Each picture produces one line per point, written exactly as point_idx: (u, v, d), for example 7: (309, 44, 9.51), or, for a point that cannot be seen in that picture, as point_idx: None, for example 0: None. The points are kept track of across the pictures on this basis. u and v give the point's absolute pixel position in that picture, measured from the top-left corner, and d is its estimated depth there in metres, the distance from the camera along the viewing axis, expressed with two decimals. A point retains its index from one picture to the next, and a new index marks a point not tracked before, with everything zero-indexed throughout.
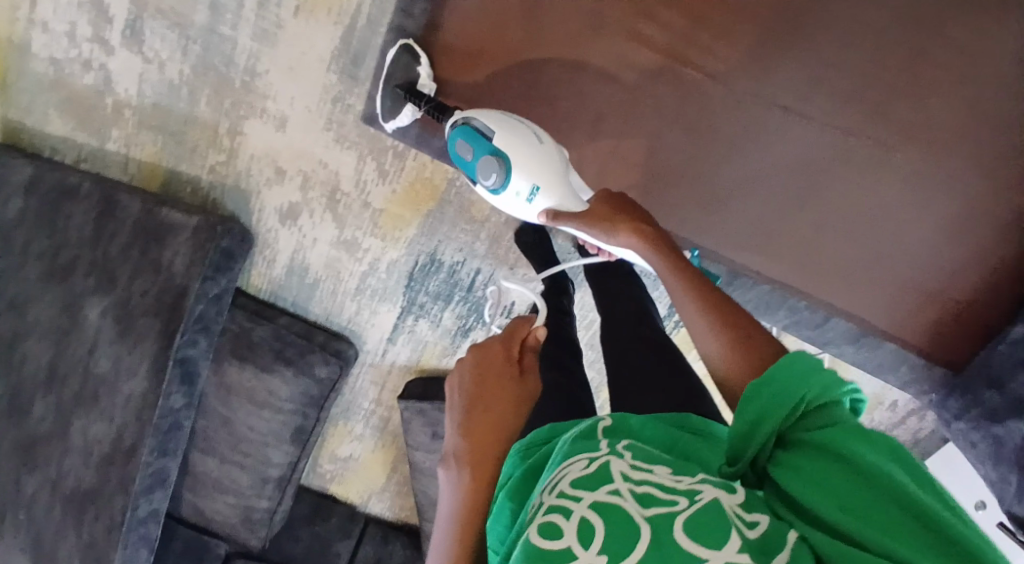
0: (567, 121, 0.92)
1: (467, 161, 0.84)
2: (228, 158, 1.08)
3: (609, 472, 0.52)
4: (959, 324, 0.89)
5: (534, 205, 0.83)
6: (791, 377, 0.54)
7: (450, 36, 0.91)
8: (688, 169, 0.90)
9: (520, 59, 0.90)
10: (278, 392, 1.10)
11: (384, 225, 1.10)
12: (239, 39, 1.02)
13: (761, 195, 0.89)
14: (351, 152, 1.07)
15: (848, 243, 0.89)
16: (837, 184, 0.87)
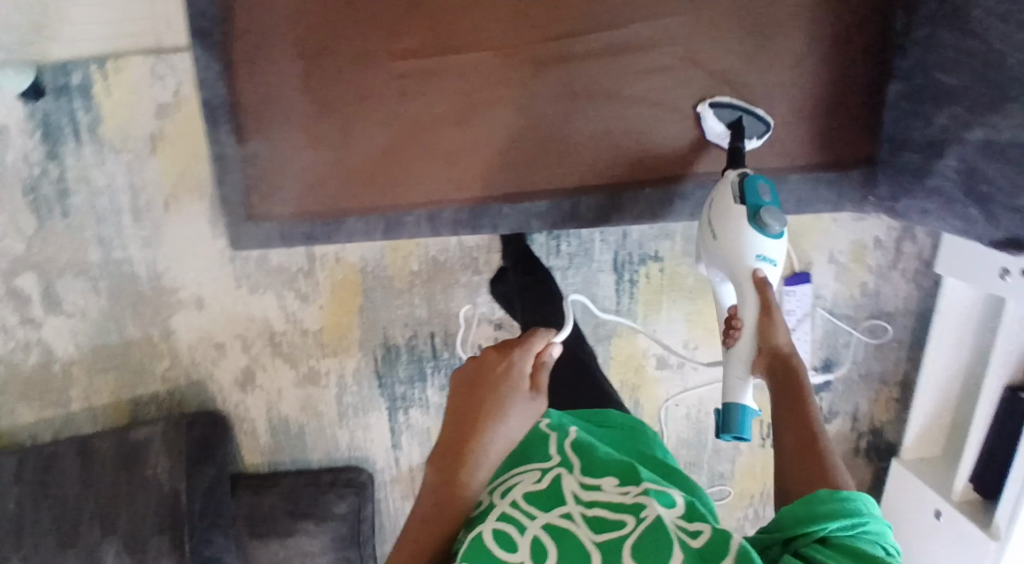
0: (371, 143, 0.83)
1: (759, 199, 0.74)
2: (172, 360, 1.07)
3: (559, 488, 0.62)
4: (853, 126, 0.82)
5: (762, 262, 0.72)
6: (843, 501, 0.54)
7: (250, 121, 0.81)
8: (498, 125, 0.83)
9: (288, 113, 0.81)
10: (312, 549, 1.05)
11: (328, 339, 1.08)
12: (128, 253, 1.03)
13: (580, 109, 0.83)
14: (268, 294, 1.05)
15: (707, 109, 0.82)
16: (641, 58, 0.81)
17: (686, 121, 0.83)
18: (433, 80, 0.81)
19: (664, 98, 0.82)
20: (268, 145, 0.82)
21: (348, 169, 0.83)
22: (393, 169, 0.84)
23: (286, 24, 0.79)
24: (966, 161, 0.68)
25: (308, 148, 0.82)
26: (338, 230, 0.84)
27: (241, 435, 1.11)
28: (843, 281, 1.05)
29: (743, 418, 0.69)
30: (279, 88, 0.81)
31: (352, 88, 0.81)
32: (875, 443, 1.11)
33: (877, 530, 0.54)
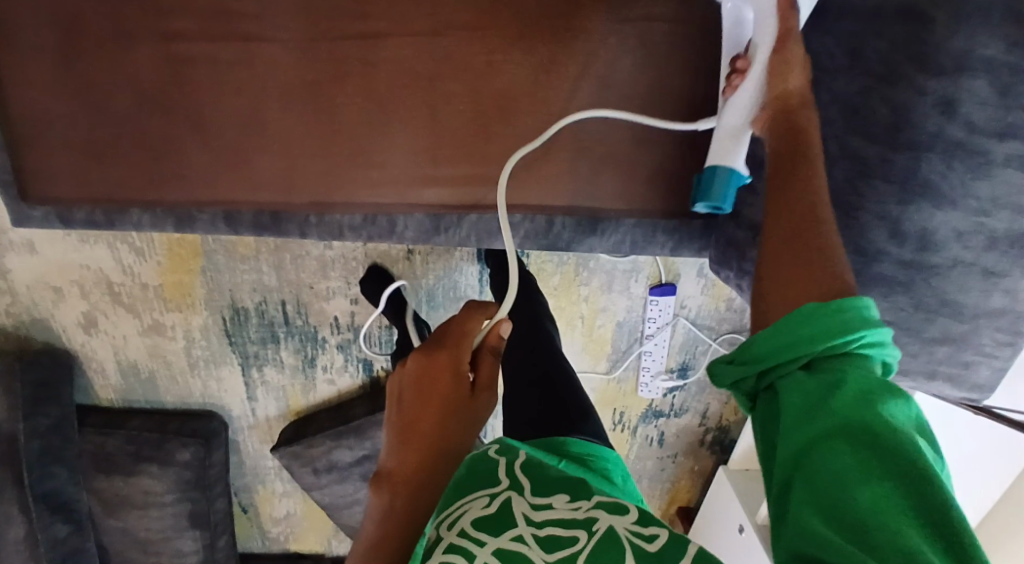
0: (150, 136, 0.73)
1: None
2: (12, 297, 1.04)
3: (507, 511, 0.53)
4: (692, 168, 0.75)
5: None
6: (848, 310, 0.44)
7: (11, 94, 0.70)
8: (299, 131, 0.73)
9: (51, 95, 0.71)
10: (155, 489, 1.09)
11: (170, 295, 1.05)
12: None
13: (396, 122, 0.73)
14: (100, 245, 1.00)
15: (532, 127, 0.73)
16: (462, 72, 0.71)
17: (513, 142, 0.74)
18: (218, 69, 0.70)
19: (488, 120, 0.73)
20: (32, 127, 0.72)
21: (131, 162, 0.74)
22: (181, 166, 0.74)
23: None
24: None
25: (79, 137, 0.73)
26: (121, 223, 0.78)
27: (90, 372, 1.11)
28: (710, 295, 1.06)
29: (729, 184, 0.67)
30: (38, 63, 0.69)
31: (124, 69, 0.70)
32: (720, 438, 1.23)
33: (881, 343, 0.45)
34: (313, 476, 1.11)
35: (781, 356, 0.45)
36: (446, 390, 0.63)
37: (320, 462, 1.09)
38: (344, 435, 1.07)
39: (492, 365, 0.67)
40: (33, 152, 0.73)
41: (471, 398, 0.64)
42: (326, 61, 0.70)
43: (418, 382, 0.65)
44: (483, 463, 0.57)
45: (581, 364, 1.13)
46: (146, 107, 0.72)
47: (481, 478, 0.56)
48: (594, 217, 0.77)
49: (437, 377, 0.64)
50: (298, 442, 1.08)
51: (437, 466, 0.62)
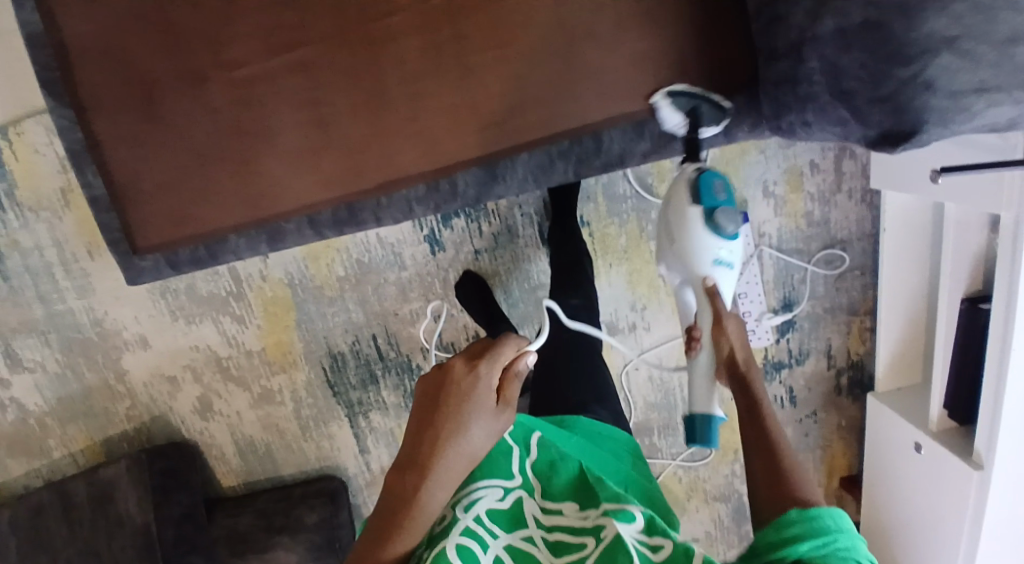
0: (233, 160, 0.81)
1: (721, 198, 0.76)
2: (132, 399, 1.10)
3: (518, 512, 0.61)
4: (715, 44, 0.78)
5: (717, 268, 0.75)
6: (805, 520, 0.53)
7: (113, 150, 0.80)
8: (357, 118, 0.80)
9: (145, 144, 0.80)
10: (290, 560, 1.05)
11: (274, 357, 1.09)
12: (69, 306, 1.05)
13: (438, 84, 0.79)
14: (205, 323, 1.06)
15: (557, 52, 0.78)
16: (486, 21, 0.77)
17: (543, 70, 0.78)
18: (279, 80, 0.79)
19: (518, 57, 0.78)
20: (128, 178, 0.81)
21: (213, 192, 0.82)
22: (261, 180, 0.82)
23: (115, 47, 0.77)
24: (826, 58, 0.62)
25: (173, 177, 0.81)
26: (220, 254, 0.85)
27: (212, 461, 1.14)
28: (786, 214, 1.02)
29: (711, 428, 0.71)
30: (126, 116, 0.79)
31: (197, 102, 0.79)
32: (857, 378, 1.12)
33: (850, 546, 0.52)
34: None
35: (774, 553, 0.52)
36: (476, 394, 0.61)
37: None
38: None
39: (517, 388, 0.65)
40: (136, 201, 0.82)
41: (495, 413, 0.62)
42: (362, 46, 0.78)
43: (450, 383, 0.62)
44: (501, 456, 0.65)
45: (677, 329, 1.09)
46: (219, 132, 0.80)
47: (496, 473, 0.64)
48: (638, 123, 0.80)
49: (468, 385, 0.62)
50: None
51: (447, 480, 0.58)
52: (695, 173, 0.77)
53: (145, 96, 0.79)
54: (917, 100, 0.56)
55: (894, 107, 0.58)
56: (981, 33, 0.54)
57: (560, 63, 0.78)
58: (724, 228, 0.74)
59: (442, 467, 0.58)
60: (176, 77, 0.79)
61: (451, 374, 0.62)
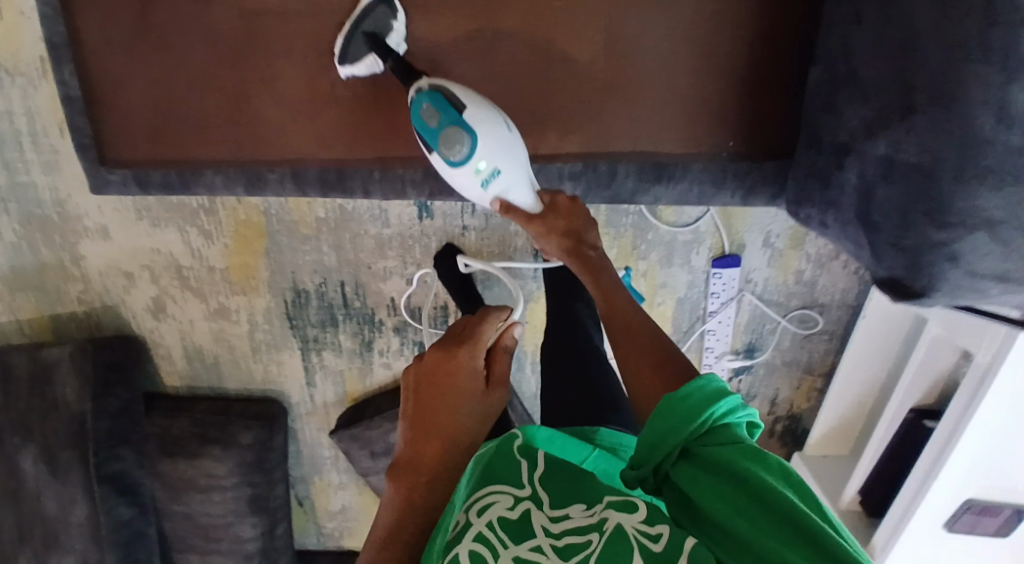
0: (226, 95, 0.76)
1: (433, 126, 0.66)
2: (85, 284, 1.09)
3: (529, 522, 0.52)
4: (758, 102, 0.74)
5: (490, 191, 0.69)
6: (692, 398, 0.55)
7: (103, 55, 0.75)
8: (365, 85, 0.75)
9: (137, 57, 0.75)
10: (215, 472, 1.08)
11: (236, 278, 1.07)
12: (32, 179, 1.01)
13: (457, 73, 0.74)
14: (170, 229, 1.03)
15: (590, 67, 0.74)
16: (521, 21, 0.72)
17: (572, 84, 0.74)
18: (290, 24, 0.73)
19: (547, 68, 0.73)
20: (116, 83, 0.76)
21: (200, 120, 0.77)
22: (252, 123, 0.77)
23: None
24: (864, 178, 0.59)
25: (161, 97, 0.77)
26: (194, 184, 0.79)
27: (159, 359, 1.14)
28: (777, 267, 1.01)
29: None
30: (125, 18, 0.74)
31: (202, 23, 0.74)
32: (790, 428, 1.15)
33: (730, 407, 0.55)
34: (371, 459, 1.08)
35: (662, 453, 0.54)
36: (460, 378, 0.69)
37: (378, 444, 1.07)
38: None
39: (505, 363, 0.73)
40: (118, 112, 0.78)
41: (484, 391, 0.70)
42: (388, 11, 0.72)
43: (434, 372, 0.70)
44: (502, 457, 0.57)
45: None
46: (216, 62, 0.75)
47: (504, 470, 0.56)
48: (657, 164, 0.75)
49: (452, 369, 0.70)
50: (356, 423, 1.07)
51: (452, 453, 0.65)
52: (411, 102, 0.67)
53: (145, 6, 0.73)
54: (935, 265, 0.54)
55: (911, 262, 0.55)
56: None
57: (591, 79, 0.74)
58: (457, 161, 0.66)
59: (448, 422, 0.67)
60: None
61: (434, 362, 0.70)
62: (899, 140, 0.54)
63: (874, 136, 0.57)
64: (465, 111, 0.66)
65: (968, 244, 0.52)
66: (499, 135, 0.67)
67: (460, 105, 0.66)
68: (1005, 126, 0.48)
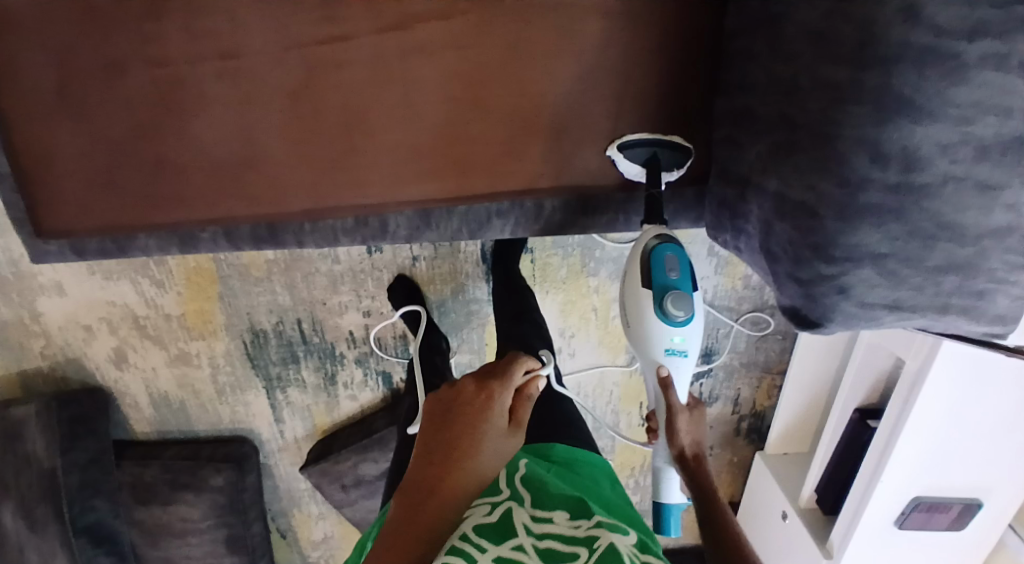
0: (147, 163, 0.77)
1: (672, 278, 0.72)
2: (47, 339, 1.10)
3: (509, 523, 0.58)
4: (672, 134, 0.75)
5: (669, 359, 0.73)
6: None
7: (21, 132, 0.76)
8: (284, 143, 0.76)
9: (57, 132, 0.76)
10: (190, 516, 1.11)
11: (194, 324, 1.08)
12: None
13: (374, 126, 0.75)
14: (123, 281, 1.04)
15: (509, 110, 0.74)
16: (432, 71, 0.72)
17: (492, 128, 0.75)
18: (202, 91, 0.73)
19: (463, 114, 0.74)
20: (39, 153, 0.77)
21: (128, 185, 0.78)
22: (178, 188, 0.78)
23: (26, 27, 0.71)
24: (764, 212, 0.60)
25: (84, 169, 0.77)
26: (131, 247, 0.81)
27: (126, 407, 1.16)
28: (724, 274, 1.01)
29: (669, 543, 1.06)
30: (40, 88, 0.74)
31: (119, 91, 0.74)
32: (757, 426, 1.15)
33: None
34: (342, 492, 1.10)
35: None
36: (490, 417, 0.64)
37: (347, 478, 1.09)
38: (369, 448, 1.07)
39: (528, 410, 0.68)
40: (44, 187, 0.78)
41: (508, 432, 0.65)
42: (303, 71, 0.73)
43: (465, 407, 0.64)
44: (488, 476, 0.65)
45: (599, 359, 1.10)
46: (135, 133, 0.76)
47: (484, 491, 0.63)
48: (582, 197, 0.77)
49: (481, 408, 0.64)
50: (323, 459, 1.09)
51: (469, 488, 0.60)
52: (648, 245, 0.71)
53: (57, 82, 0.74)
54: (830, 299, 0.56)
55: (810, 294, 0.57)
56: (911, 256, 0.53)
57: (511, 122, 0.74)
58: (675, 322, 0.71)
59: (476, 454, 0.61)
60: (92, 70, 0.73)
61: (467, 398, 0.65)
62: (788, 177, 0.57)
63: (769, 170, 0.60)
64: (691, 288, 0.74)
65: (859, 278, 0.54)
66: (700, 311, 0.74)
67: (694, 278, 0.74)
68: (880, 164, 0.51)
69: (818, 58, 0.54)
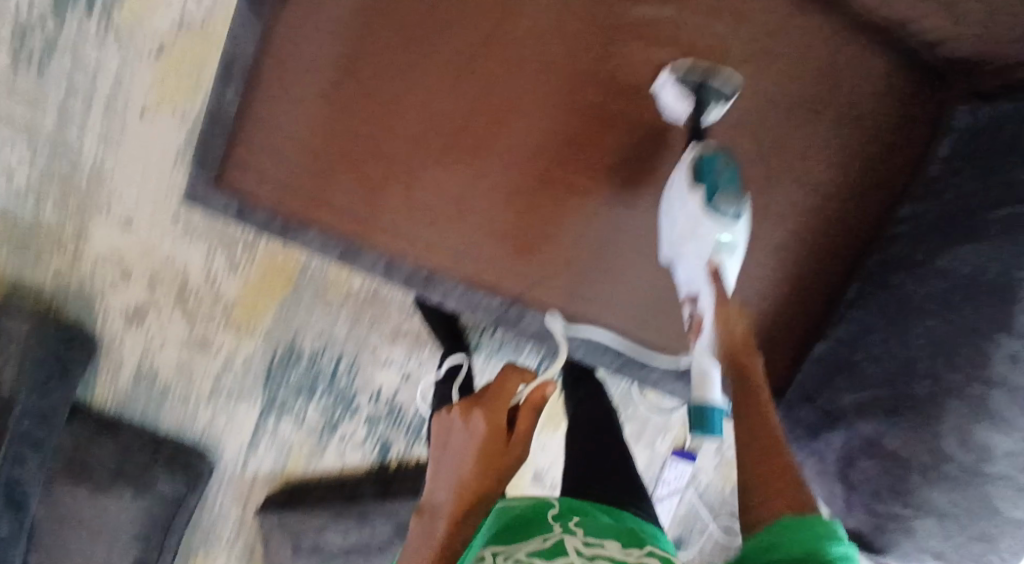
0: (382, 157, 0.79)
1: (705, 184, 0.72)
2: (73, 260, 0.99)
3: (559, 546, 0.49)
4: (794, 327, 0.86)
5: (721, 253, 0.72)
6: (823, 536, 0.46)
7: (286, 72, 0.76)
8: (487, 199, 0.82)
9: (323, 86, 0.77)
10: (116, 518, 0.98)
11: (236, 318, 1.03)
12: (83, 141, 0.95)
13: (561, 229, 0.83)
14: (199, 244, 0.99)
15: (641, 251, 0.86)
16: (618, 226, 0.84)
17: (642, 265, 0.86)
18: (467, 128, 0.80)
19: (627, 265, 0.86)
20: (275, 109, 0.77)
21: (350, 166, 0.79)
22: (388, 192, 0.80)
23: (372, 17, 0.76)
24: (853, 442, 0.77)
25: (325, 120, 0.78)
26: (295, 234, 0.79)
27: (103, 368, 1.05)
28: (715, 473, 1.15)
29: None
30: (328, 52, 0.76)
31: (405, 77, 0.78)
32: None
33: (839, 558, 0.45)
34: (290, 554, 1.01)
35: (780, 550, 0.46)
36: (494, 450, 0.59)
37: (308, 539, 1.00)
38: (344, 514, 1.00)
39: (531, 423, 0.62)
40: (269, 143, 0.78)
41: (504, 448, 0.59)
42: (546, 170, 0.82)
43: (469, 442, 0.59)
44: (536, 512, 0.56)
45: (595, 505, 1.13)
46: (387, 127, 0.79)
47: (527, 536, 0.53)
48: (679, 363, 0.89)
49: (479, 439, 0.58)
50: (292, 510, 1.01)
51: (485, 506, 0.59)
52: None
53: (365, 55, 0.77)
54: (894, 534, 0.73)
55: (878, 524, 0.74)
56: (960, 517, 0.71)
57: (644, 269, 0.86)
58: (723, 216, 0.71)
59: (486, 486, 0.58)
60: (399, 58, 0.78)
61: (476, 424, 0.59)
62: (889, 427, 0.73)
63: None
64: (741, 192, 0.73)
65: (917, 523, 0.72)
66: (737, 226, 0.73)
67: (738, 185, 0.73)
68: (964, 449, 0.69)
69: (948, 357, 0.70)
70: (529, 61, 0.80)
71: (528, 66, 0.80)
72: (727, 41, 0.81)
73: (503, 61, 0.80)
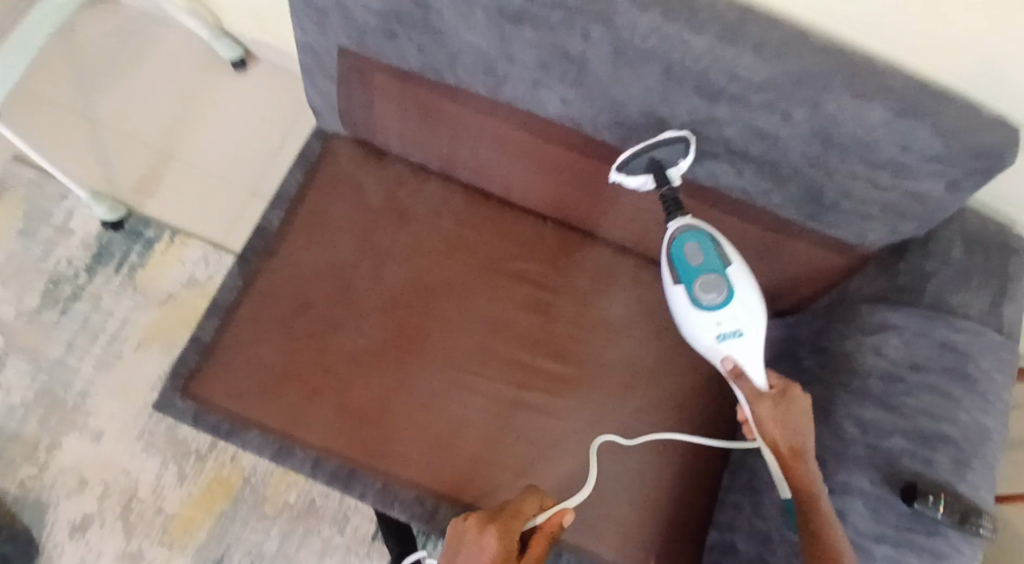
0: (322, 371, 1.00)
1: (691, 264, 0.80)
2: (38, 471, 1.12)
3: None
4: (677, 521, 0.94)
5: (726, 341, 0.79)
6: None
7: (253, 311, 1.01)
8: (404, 404, 0.99)
9: (282, 318, 1.01)
10: None
11: (173, 530, 1.10)
12: (80, 368, 1.16)
13: (465, 430, 0.98)
14: (156, 458, 1.13)
15: (548, 455, 0.97)
16: (519, 425, 0.98)
17: (544, 460, 0.96)
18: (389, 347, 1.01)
19: (528, 461, 0.96)
20: (241, 338, 1.00)
21: (295, 379, 0.99)
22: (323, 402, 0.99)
23: (323, 269, 1.03)
24: None
25: (279, 343, 1.00)
26: (235, 438, 0.97)
27: None
28: None
29: None
30: (289, 296, 1.02)
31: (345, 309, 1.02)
32: None
33: None
34: None
35: None
36: None
37: None
38: None
39: None
40: (231, 364, 0.99)
41: None
42: (452, 378, 1.00)
43: None
44: None
45: None
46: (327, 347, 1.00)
47: None
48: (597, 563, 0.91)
49: None
50: None
51: None
52: None
53: (316, 293, 1.02)
54: None
55: None
56: None
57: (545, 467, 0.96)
58: (706, 303, 0.78)
59: None
60: (342, 295, 1.02)
61: None
62: None
63: None
64: (728, 266, 0.79)
65: None
66: (743, 294, 0.79)
67: (722, 259, 0.79)
68: None
69: (786, 523, 0.80)
70: (443, 297, 1.03)
71: (439, 300, 1.03)
72: (592, 276, 1.04)
73: (420, 298, 1.03)
